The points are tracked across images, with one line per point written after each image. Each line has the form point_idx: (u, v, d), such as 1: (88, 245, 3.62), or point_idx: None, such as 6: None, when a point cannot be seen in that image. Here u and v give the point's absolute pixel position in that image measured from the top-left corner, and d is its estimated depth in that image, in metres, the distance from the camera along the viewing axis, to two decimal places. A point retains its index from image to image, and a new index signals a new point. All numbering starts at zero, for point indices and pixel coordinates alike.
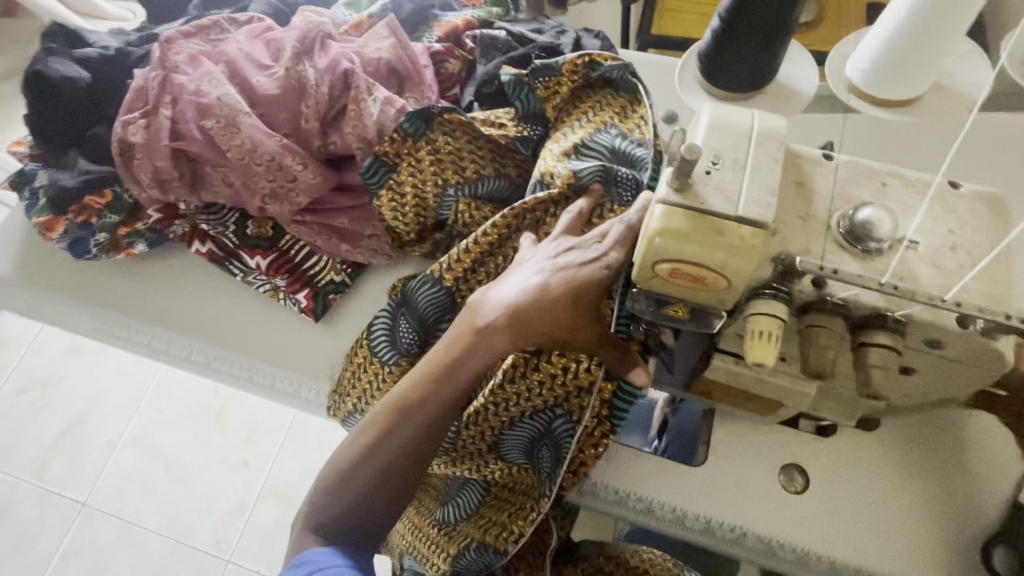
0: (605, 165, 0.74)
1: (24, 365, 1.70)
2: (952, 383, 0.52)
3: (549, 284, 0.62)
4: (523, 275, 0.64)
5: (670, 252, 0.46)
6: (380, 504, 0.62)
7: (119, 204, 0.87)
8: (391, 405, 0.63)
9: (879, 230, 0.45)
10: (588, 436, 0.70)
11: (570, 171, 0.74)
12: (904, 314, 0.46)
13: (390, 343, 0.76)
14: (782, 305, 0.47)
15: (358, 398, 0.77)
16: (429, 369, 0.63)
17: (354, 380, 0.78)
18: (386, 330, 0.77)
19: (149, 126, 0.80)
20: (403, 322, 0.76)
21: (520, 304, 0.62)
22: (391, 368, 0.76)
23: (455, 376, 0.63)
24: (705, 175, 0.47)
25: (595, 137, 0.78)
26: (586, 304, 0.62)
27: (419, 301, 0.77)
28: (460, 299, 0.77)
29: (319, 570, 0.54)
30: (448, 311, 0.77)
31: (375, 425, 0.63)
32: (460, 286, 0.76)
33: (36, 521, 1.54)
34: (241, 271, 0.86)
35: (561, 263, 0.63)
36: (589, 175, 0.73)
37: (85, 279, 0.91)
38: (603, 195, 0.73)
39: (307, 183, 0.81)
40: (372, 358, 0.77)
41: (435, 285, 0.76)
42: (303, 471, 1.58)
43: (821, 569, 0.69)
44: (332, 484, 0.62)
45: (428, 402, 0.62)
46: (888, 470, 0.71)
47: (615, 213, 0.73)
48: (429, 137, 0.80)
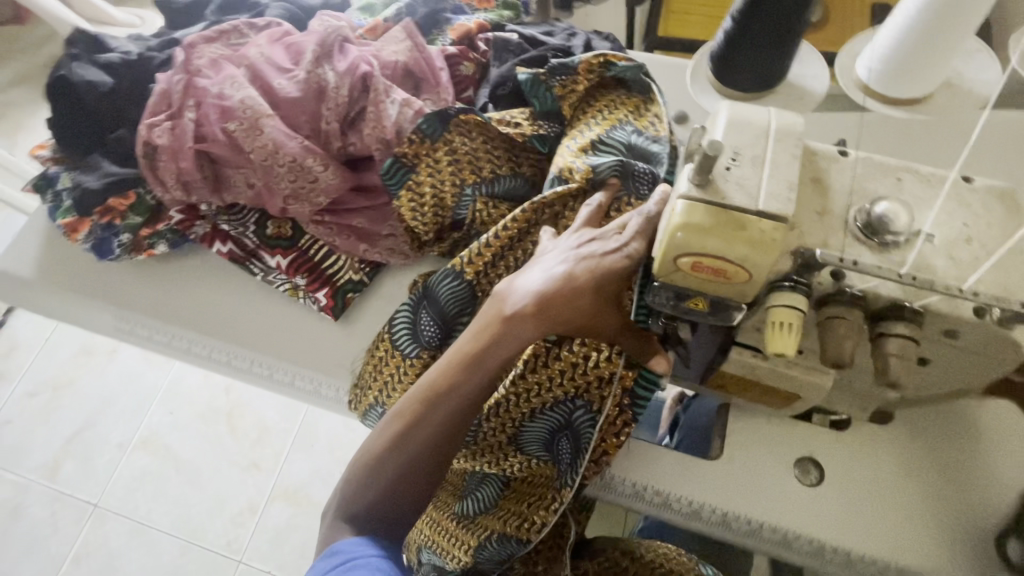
0: (622, 161, 0.76)
1: (37, 367, 1.72)
2: (967, 373, 0.53)
3: (574, 272, 0.63)
4: (547, 264, 0.66)
5: (693, 246, 0.47)
6: (410, 492, 0.64)
7: (141, 205, 0.89)
8: (420, 394, 0.65)
9: (896, 224, 0.47)
10: (609, 425, 0.70)
11: (589, 166, 0.76)
12: (922, 306, 0.47)
13: (411, 336, 0.78)
14: (803, 297, 0.48)
15: (380, 392, 0.78)
16: (456, 359, 0.65)
17: (375, 373, 0.79)
18: (408, 324, 0.79)
19: (173, 129, 0.82)
20: (425, 315, 0.78)
21: (545, 293, 0.63)
22: (412, 361, 0.77)
23: (483, 365, 0.64)
24: (725, 171, 0.48)
25: (610, 134, 0.80)
26: (609, 292, 0.63)
27: (440, 294, 0.78)
28: (480, 293, 0.79)
29: (350, 559, 0.57)
30: (469, 304, 0.78)
31: (404, 414, 0.64)
32: (481, 280, 0.78)
33: (49, 522, 1.55)
34: (261, 270, 0.88)
35: (584, 253, 0.65)
36: (607, 170, 0.75)
37: (106, 280, 0.92)
38: (620, 189, 0.75)
39: (327, 184, 0.83)
40: (394, 351, 0.78)
41: (457, 278, 0.78)
42: (314, 471, 1.59)
43: (836, 561, 0.70)
44: (363, 473, 0.64)
45: (456, 392, 0.64)
46: (902, 462, 0.72)
47: (632, 207, 0.74)
48: (447, 138, 0.82)
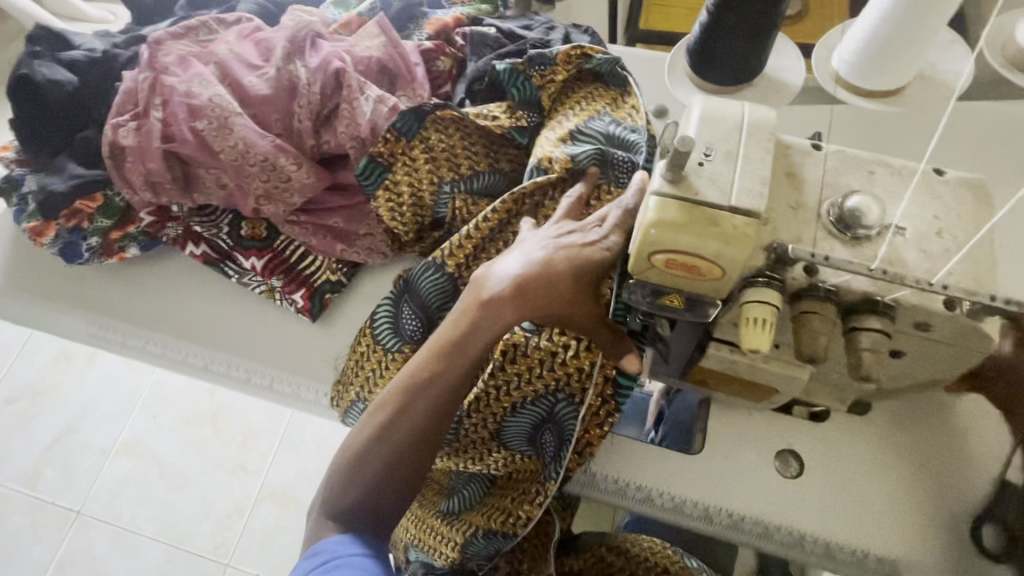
0: (602, 149, 0.75)
1: (13, 373, 1.69)
2: (938, 365, 0.53)
3: (554, 259, 0.63)
4: (526, 250, 0.65)
5: (665, 243, 0.47)
6: (394, 487, 0.63)
7: (111, 207, 0.87)
8: (402, 385, 0.64)
9: (868, 218, 0.47)
10: (592, 416, 0.70)
11: (568, 155, 0.75)
12: (894, 298, 0.47)
13: (392, 330, 0.77)
14: (776, 293, 0.48)
15: (361, 387, 0.77)
16: (438, 348, 0.64)
17: (357, 369, 0.78)
18: (389, 318, 0.78)
19: (140, 128, 0.80)
20: (406, 309, 0.77)
21: (525, 279, 0.63)
22: (394, 355, 0.76)
23: (464, 354, 0.64)
24: (698, 166, 0.48)
25: (589, 124, 0.79)
26: (589, 281, 0.63)
27: (421, 288, 0.77)
28: (462, 287, 0.77)
29: (333, 558, 0.56)
30: (450, 296, 0.77)
31: (386, 405, 0.64)
32: (463, 272, 0.77)
33: (30, 532, 1.52)
34: (236, 271, 0.86)
35: (563, 243, 0.64)
36: (586, 158, 0.75)
37: (76, 285, 0.90)
38: (600, 177, 0.74)
39: (301, 183, 0.81)
40: (376, 346, 0.77)
41: (437, 270, 0.76)
42: (301, 472, 1.58)
43: (817, 551, 0.71)
44: (346, 466, 0.63)
45: (438, 381, 0.63)
46: (881, 452, 0.73)
47: (612, 195, 0.74)
48: (423, 135, 0.81)
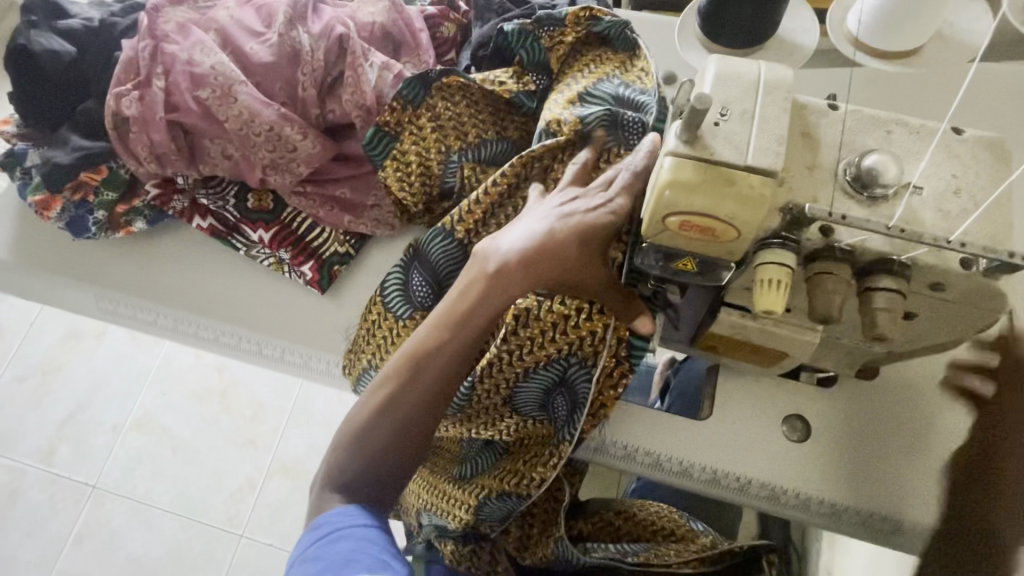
0: (612, 110, 0.74)
1: (23, 352, 1.71)
2: (948, 326, 0.53)
3: (557, 233, 0.63)
4: (530, 221, 0.65)
5: (680, 205, 0.47)
6: (397, 459, 0.64)
7: (115, 178, 0.86)
8: (404, 359, 0.64)
9: (885, 176, 0.47)
10: (606, 377, 0.71)
11: (577, 116, 0.74)
12: (911, 258, 0.46)
13: (403, 297, 0.77)
14: (791, 253, 0.48)
15: (373, 354, 0.78)
16: (442, 322, 0.65)
17: (368, 337, 0.79)
18: (399, 284, 0.78)
19: (142, 98, 0.79)
20: (416, 275, 0.77)
21: (533, 252, 0.63)
22: (404, 321, 0.76)
23: (467, 328, 0.64)
24: (714, 126, 0.47)
25: (598, 86, 0.78)
26: (598, 249, 0.63)
27: (431, 255, 0.77)
28: (472, 254, 0.77)
29: (335, 531, 0.58)
30: (459, 263, 0.77)
31: (390, 379, 0.64)
32: (472, 238, 0.76)
33: (48, 505, 1.56)
34: (244, 245, 0.86)
35: (569, 216, 0.64)
36: (595, 120, 0.73)
37: (83, 260, 0.90)
38: (610, 139, 0.73)
39: (307, 154, 0.80)
40: (387, 313, 0.78)
41: (447, 237, 0.76)
42: (311, 445, 1.60)
43: (822, 512, 0.72)
44: (350, 440, 0.64)
45: (440, 354, 0.64)
46: (888, 415, 0.74)
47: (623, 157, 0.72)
48: (429, 103, 0.79)
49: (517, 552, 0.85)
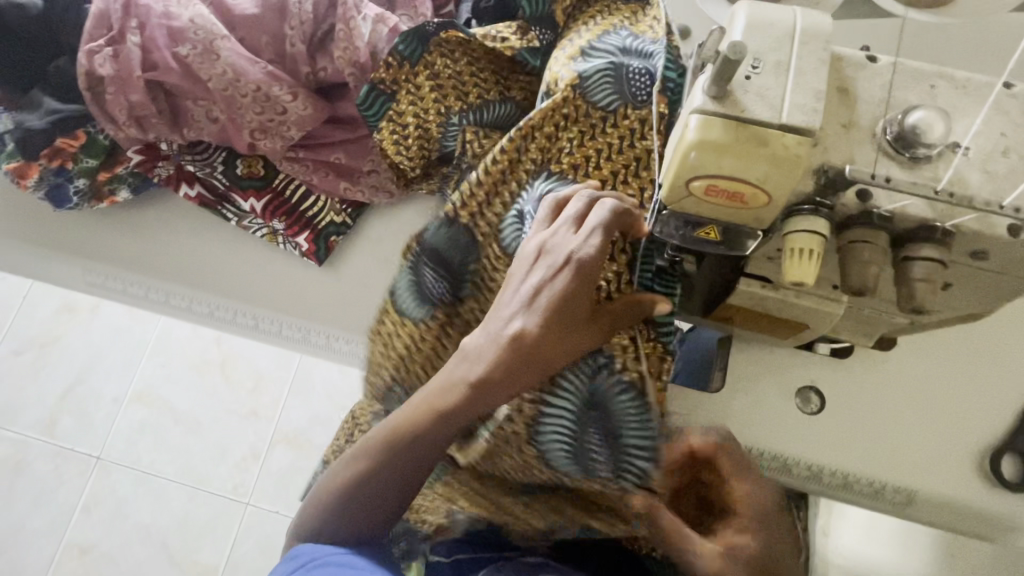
0: (613, 62, 0.67)
1: (18, 325, 1.68)
2: (988, 297, 0.50)
3: (524, 334, 0.57)
4: (514, 291, 0.60)
5: (706, 168, 0.43)
6: (373, 522, 0.63)
7: (95, 145, 0.81)
8: (384, 437, 0.61)
9: (930, 135, 0.43)
10: (653, 377, 0.68)
11: (574, 74, 0.67)
12: (955, 224, 0.43)
13: (416, 297, 0.71)
14: (823, 221, 0.44)
15: (396, 368, 0.72)
16: (423, 408, 0.61)
17: (388, 350, 0.72)
18: (411, 282, 0.71)
19: (117, 55, 0.73)
20: (427, 270, 0.70)
21: (510, 352, 0.58)
22: (423, 323, 0.70)
23: (451, 418, 0.60)
24: (745, 80, 0.43)
25: (603, 39, 0.70)
26: (575, 314, 0.59)
27: (438, 245, 0.70)
28: (480, 235, 0.69)
29: (309, 561, 0.59)
30: (469, 248, 0.69)
31: (368, 458, 0.61)
32: (478, 221, 0.69)
33: (53, 477, 1.57)
34: (235, 215, 0.82)
35: (536, 304, 0.58)
36: (596, 74, 0.66)
37: (67, 231, 0.86)
38: (617, 94, 0.65)
39: (298, 115, 0.75)
40: (404, 318, 0.71)
41: (452, 225, 0.70)
42: (312, 416, 1.60)
43: (834, 484, 0.71)
44: (324, 500, 0.63)
45: (420, 441, 0.60)
46: (904, 389, 0.72)
47: (630, 118, 0.65)
48: (427, 60, 0.74)
49: None
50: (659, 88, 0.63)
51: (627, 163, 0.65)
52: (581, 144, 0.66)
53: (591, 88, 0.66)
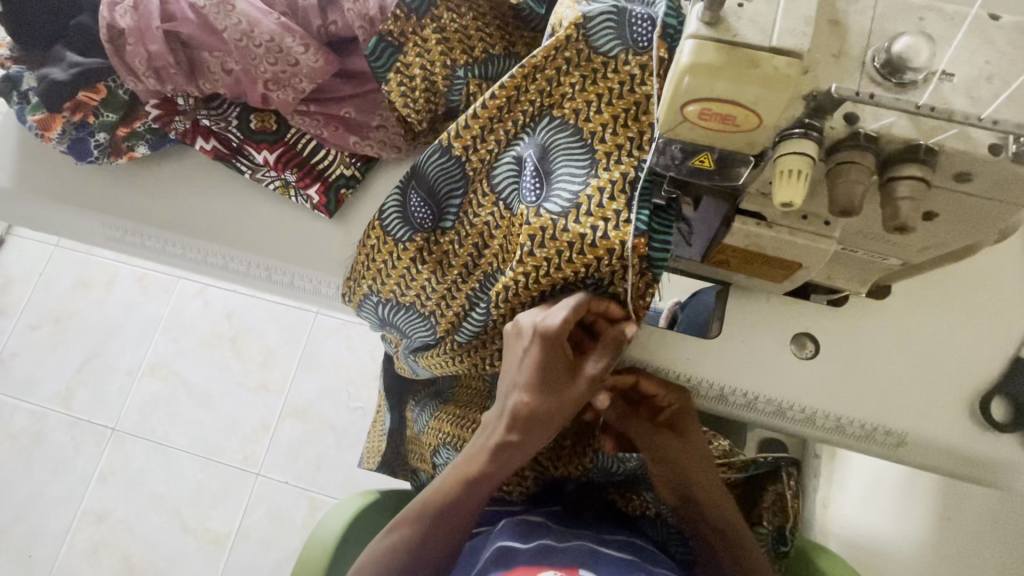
0: (618, 6, 0.68)
1: (35, 301, 1.74)
2: (975, 228, 0.51)
3: (518, 407, 0.65)
4: (513, 361, 0.66)
5: (701, 91, 0.45)
6: None
7: (114, 100, 0.84)
8: (418, 514, 0.68)
9: (916, 60, 0.44)
10: (637, 296, 0.67)
11: (579, 13, 0.68)
12: (937, 143, 0.45)
13: (401, 219, 0.77)
14: (813, 144, 0.46)
15: (374, 280, 0.80)
16: (449, 482, 0.69)
17: (368, 263, 0.79)
18: (398, 207, 0.77)
19: (137, 7, 0.77)
20: (414, 196, 0.76)
21: (512, 423, 0.66)
22: (405, 245, 0.77)
23: (472, 488, 0.68)
24: (737, 7, 0.44)
25: None
26: (557, 375, 0.64)
27: (428, 172, 0.75)
28: (471, 171, 0.74)
29: None
30: (456, 180, 0.74)
31: (401, 528, 0.68)
32: (471, 155, 0.73)
33: (70, 446, 1.62)
34: (249, 168, 0.84)
35: (522, 381, 0.65)
36: (599, 17, 0.67)
37: (87, 187, 0.89)
38: (618, 38, 0.67)
39: (309, 68, 0.78)
40: (386, 237, 0.78)
41: (445, 154, 0.73)
42: (321, 389, 1.64)
43: (827, 426, 0.74)
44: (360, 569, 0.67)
45: (449, 512, 0.68)
46: (899, 335, 0.74)
47: (631, 63, 0.67)
48: (434, 14, 0.76)
49: (551, 463, 0.88)
50: (659, 33, 0.65)
51: (629, 107, 0.66)
52: (582, 89, 0.68)
53: (594, 32, 0.67)
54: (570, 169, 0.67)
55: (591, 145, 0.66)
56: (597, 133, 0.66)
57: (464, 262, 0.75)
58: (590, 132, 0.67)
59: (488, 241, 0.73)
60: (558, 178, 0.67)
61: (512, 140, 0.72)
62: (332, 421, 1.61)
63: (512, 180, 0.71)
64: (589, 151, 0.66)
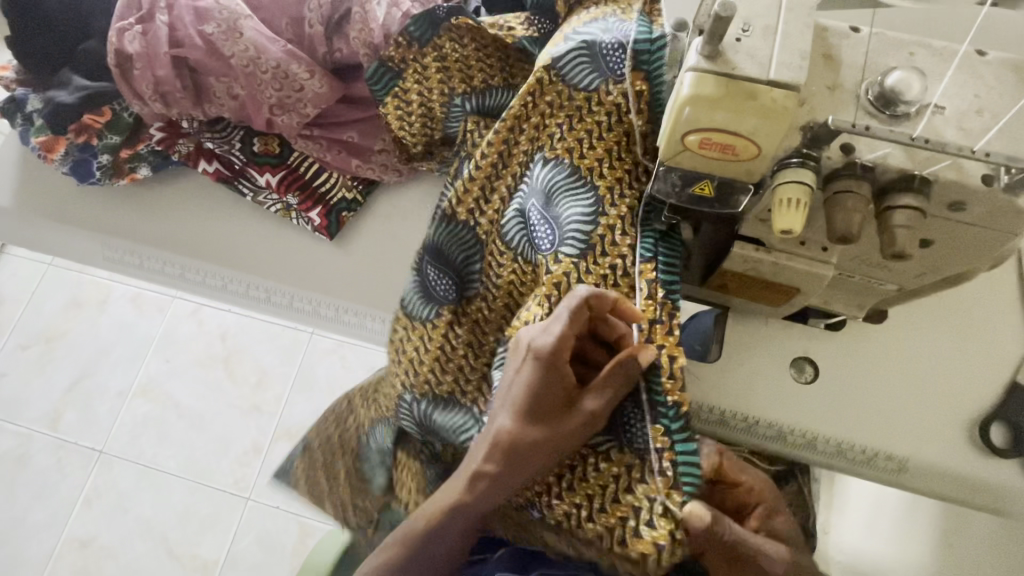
0: (587, 41, 0.70)
1: (25, 320, 1.72)
2: (969, 255, 0.52)
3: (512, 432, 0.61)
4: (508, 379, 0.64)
5: (701, 122, 0.46)
6: None
7: (120, 123, 0.85)
8: (407, 534, 0.64)
9: (908, 94, 0.46)
10: (657, 327, 0.64)
11: (550, 56, 0.70)
12: (932, 173, 0.46)
13: (424, 300, 0.77)
14: (810, 172, 0.47)
15: (409, 367, 0.78)
16: (432, 511, 0.64)
17: (401, 347, 0.80)
18: (417, 287, 0.78)
19: (145, 33, 0.78)
20: (432, 272, 0.77)
21: (497, 449, 0.62)
22: (433, 322, 0.77)
23: (457, 517, 0.63)
24: (735, 42, 0.45)
25: (585, 26, 0.72)
26: (552, 397, 0.62)
27: (441, 245, 0.77)
28: (483, 233, 0.76)
29: None
30: (471, 247, 0.77)
31: (388, 551, 0.65)
32: (478, 217, 0.76)
33: (56, 469, 1.58)
34: (251, 190, 0.85)
35: (513, 402, 0.63)
36: (570, 54, 0.69)
37: (89, 208, 0.89)
38: (597, 72, 0.69)
39: (314, 93, 0.80)
40: (413, 323, 0.78)
41: (452, 222, 0.76)
42: (315, 412, 1.61)
43: (828, 451, 0.72)
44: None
45: (435, 540, 0.64)
46: (896, 363, 0.75)
47: (613, 93, 0.68)
48: (437, 44, 0.77)
49: None
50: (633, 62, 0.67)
51: (619, 141, 0.68)
52: (571, 128, 0.69)
53: (567, 69, 0.69)
54: (577, 209, 0.68)
55: (590, 182, 0.68)
56: (594, 168, 0.68)
57: (499, 322, 0.77)
58: (586, 168, 0.68)
59: (518, 297, 0.75)
60: (567, 220, 0.68)
61: (514, 193, 0.74)
62: None
63: (522, 231, 0.72)
64: (590, 188, 0.68)
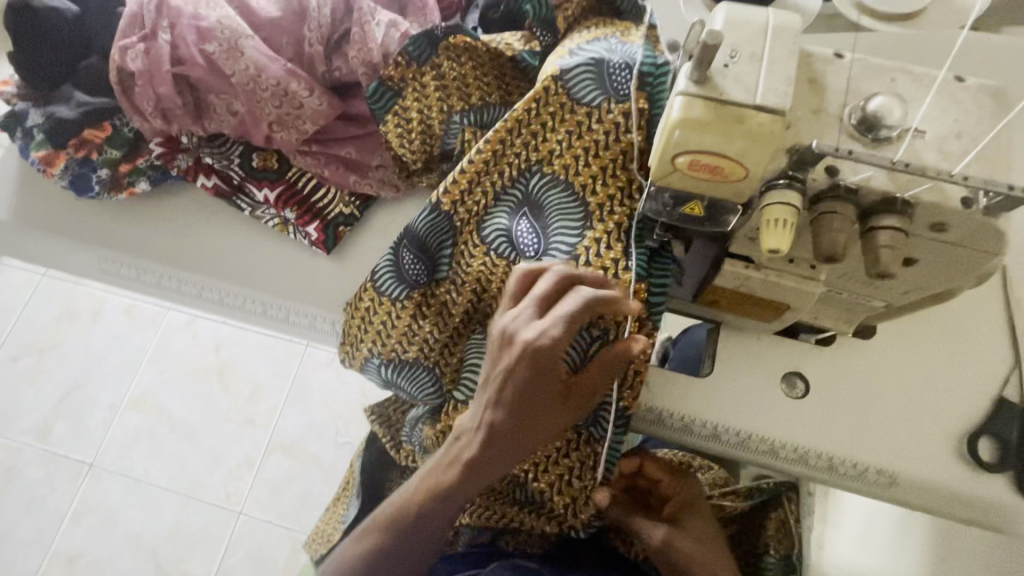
0: (595, 59, 0.71)
1: (17, 331, 1.71)
2: (952, 273, 0.53)
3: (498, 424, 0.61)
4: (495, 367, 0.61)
5: (690, 144, 0.48)
6: None
7: (119, 136, 0.87)
8: (392, 522, 0.65)
9: (889, 118, 0.48)
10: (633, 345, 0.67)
11: (558, 67, 0.72)
12: (914, 195, 0.47)
13: (395, 278, 0.77)
14: (796, 193, 0.49)
15: (373, 340, 0.80)
16: (417, 497, 0.65)
17: (365, 323, 0.80)
18: (390, 264, 0.77)
19: (148, 51, 0.79)
20: (406, 253, 0.77)
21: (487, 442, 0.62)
22: (404, 302, 0.77)
23: (443, 506, 0.65)
24: (723, 68, 0.47)
25: (589, 44, 0.74)
26: (546, 392, 0.60)
27: (419, 229, 0.76)
28: (459, 222, 0.76)
29: None
30: (447, 235, 0.76)
31: (373, 534, 0.66)
32: (459, 209, 0.75)
33: (45, 483, 1.56)
34: (249, 206, 0.86)
35: (502, 398, 0.61)
36: (577, 69, 0.71)
37: (87, 221, 0.90)
38: (600, 89, 0.70)
39: (313, 110, 0.81)
40: (380, 295, 0.78)
41: (433, 210, 0.75)
42: (309, 425, 1.61)
43: (819, 466, 0.73)
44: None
45: (420, 526, 0.65)
46: (885, 377, 0.76)
47: (612, 112, 0.69)
48: (435, 63, 0.79)
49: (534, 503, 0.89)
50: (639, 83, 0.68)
51: (615, 157, 0.69)
52: (569, 145, 0.70)
53: (573, 83, 0.71)
54: (565, 221, 0.69)
55: (582, 198, 0.69)
56: (588, 185, 0.69)
57: (464, 310, 0.76)
58: (581, 185, 0.69)
59: (487, 288, 0.74)
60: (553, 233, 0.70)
61: (501, 192, 0.74)
62: (319, 457, 1.58)
63: (503, 232, 0.73)
64: (582, 206, 0.69)
